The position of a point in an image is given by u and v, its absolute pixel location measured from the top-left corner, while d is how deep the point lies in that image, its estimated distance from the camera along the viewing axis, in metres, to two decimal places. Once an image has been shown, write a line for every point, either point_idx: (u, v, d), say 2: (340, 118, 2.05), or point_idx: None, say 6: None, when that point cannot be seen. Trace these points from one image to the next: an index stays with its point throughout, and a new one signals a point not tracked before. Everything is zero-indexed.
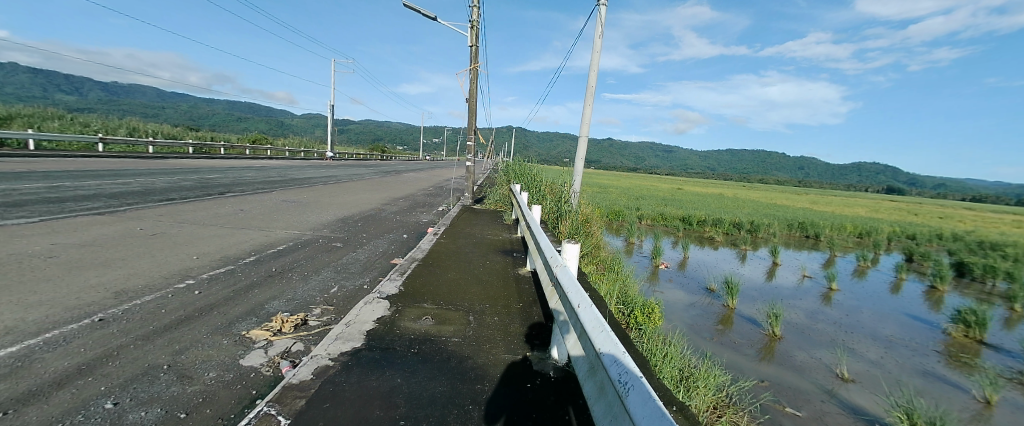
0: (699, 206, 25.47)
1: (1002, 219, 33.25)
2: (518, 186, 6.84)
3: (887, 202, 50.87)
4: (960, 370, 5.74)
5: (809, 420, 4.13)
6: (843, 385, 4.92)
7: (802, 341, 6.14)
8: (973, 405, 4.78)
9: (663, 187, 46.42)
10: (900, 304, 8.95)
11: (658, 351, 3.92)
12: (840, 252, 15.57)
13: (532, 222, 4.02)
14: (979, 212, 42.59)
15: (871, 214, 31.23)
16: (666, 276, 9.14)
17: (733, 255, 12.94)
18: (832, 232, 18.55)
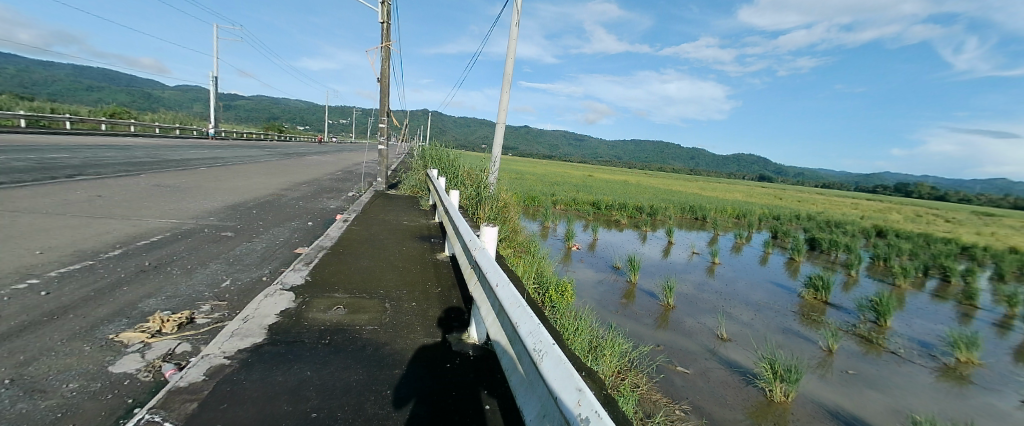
0: (609, 192, 27.36)
1: (840, 203, 40.79)
2: (435, 170, 6.75)
3: (763, 188, 59.26)
4: (810, 325, 7.04)
5: (695, 376, 4.81)
6: (722, 344, 5.73)
7: (691, 309, 7.01)
8: (818, 353, 5.91)
9: (576, 174, 48.82)
10: (767, 274, 10.63)
11: (570, 326, 4.27)
12: (721, 231, 17.91)
13: (449, 206, 3.95)
14: (828, 196, 51.50)
15: (748, 199, 36.37)
16: (577, 256, 9.77)
17: (635, 236, 14.25)
18: (716, 214, 21.18)
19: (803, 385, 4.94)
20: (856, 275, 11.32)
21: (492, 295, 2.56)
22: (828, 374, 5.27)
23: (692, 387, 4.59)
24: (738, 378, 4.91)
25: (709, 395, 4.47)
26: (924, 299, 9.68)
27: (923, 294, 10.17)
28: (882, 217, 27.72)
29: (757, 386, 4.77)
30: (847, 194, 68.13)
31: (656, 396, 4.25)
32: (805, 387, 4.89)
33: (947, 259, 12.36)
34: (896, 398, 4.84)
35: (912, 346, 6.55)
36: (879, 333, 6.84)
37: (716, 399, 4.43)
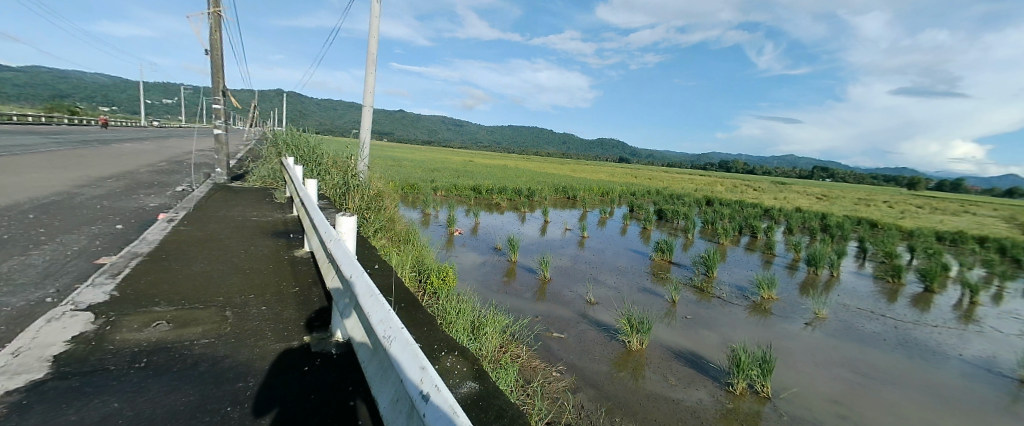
0: (490, 177, 28.39)
1: (680, 179, 49.65)
2: (290, 156, 6.01)
3: (628, 169, 68.31)
4: (660, 282, 8.42)
5: (569, 339, 5.37)
6: (591, 307, 6.48)
7: (564, 279, 7.77)
8: (664, 304, 7.11)
9: (460, 159, 49.22)
10: (627, 242, 12.30)
11: (452, 309, 4.38)
12: (589, 208, 20.16)
13: (304, 197, 3.60)
14: (673, 175, 62.05)
15: (612, 178, 41.61)
16: (460, 241, 9.90)
17: (515, 217, 15.12)
18: (585, 192, 23.75)
19: (654, 332, 5.92)
20: (691, 237, 13.87)
21: (347, 288, 2.44)
22: (673, 321, 6.40)
23: (567, 349, 5.16)
24: (605, 335, 5.64)
25: (581, 354, 5.10)
26: (735, 252, 12.40)
27: (736, 248, 13.03)
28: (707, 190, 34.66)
29: (618, 339, 5.56)
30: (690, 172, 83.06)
31: (535, 363, 4.66)
32: (656, 334, 5.87)
33: (750, 219, 16.01)
34: (717, 331, 6.15)
35: (728, 289, 8.38)
36: (708, 282, 8.56)
37: (587, 356, 5.07)
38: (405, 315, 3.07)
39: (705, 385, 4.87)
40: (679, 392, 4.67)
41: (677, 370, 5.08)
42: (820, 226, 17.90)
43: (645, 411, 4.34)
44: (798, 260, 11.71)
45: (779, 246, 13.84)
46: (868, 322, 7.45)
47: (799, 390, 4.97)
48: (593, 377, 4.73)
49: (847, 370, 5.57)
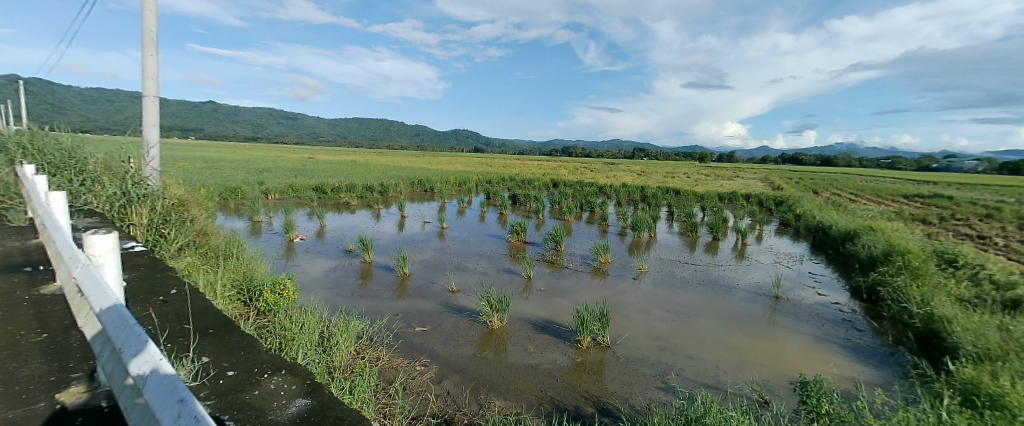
0: (337, 174, 26.76)
1: (532, 165, 55.24)
2: (27, 163, 4.53)
3: (491, 158, 72.18)
4: (516, 261, 9.14)
5: (431, 331, 5.46)
6: (453, 296, 6.66)
7: (424, 272, 7.79)
8: (521, 281, 7.74)
9: (301, 157, 44.80)
10: (486, 228, 13.06)
11: (294, 325, 4.15)
12: (447, 199, 20.74)
13: (45, 218, 2.76)
14: (528, 161, 68.12)
15: (471, 168, 43.60)
16: (302, 249, 9.07)
17: (368, 215, 14.61)
18: (441, 184, 24.39)
19: (514, 309, 6.41)
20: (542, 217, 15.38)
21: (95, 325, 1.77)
22: (530, 295, 7.02)
23: (429, 341, 5.25)
24: (469, 320, 5.88)
25: (444, 343, 5.25)
26: (579, 226, 14.25)
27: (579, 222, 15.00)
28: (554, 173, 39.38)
29: (480, 321, 5.88)
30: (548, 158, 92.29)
31: (396, 362, 4.59)
32: (515, 310, 6.37)
33: (590, 197, 18.60)
34: (568, 298, 6.96)
35: (573, 259, 9.58)
36: (557, 255, 9.69)
37: (449, 343, 5.25)
38: (217, 339, 2.45)
39: (559, 346, 5.48)
40: (536, 358, 5.17)
41: (533, 338, 5.60)
42: (642, 197, 21.82)
43: (507, 382, 4.70)
44: (625, 227, 14.05)
45: (612, 217, 16.41)
46: (677, 269, 9.42)
47: (631, 335, 6.01)
48: (457, 362, 4.89)
49: (665, 310, 6.96)
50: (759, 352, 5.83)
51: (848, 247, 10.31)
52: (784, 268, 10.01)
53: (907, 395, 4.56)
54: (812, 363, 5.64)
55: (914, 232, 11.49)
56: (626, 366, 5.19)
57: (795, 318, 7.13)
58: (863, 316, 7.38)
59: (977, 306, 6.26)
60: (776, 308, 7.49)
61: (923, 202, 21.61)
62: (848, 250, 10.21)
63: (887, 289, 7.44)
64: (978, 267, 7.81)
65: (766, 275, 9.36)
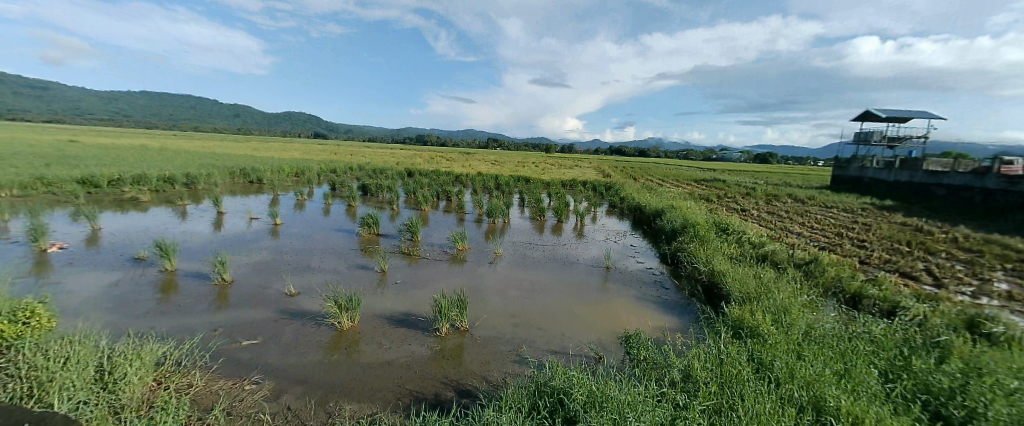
0: (114, 163, 20.90)
1: (384, 155, 53.89)
2: None
3: (342, 147, 66.73)
4: (368, 256, 8.73)
5: (264, 343, 4.82)
6: (292, 300, 5.99)
7: (254, 278, 6.78)
8: (375, 276, 7.44)
9: (52, 140, 33.31)
10: (331, 222, 12.09)
11: (58, 360, 3.19)
12: (282, 191, 18.38)
13: None
14: (382, 150, 65.61)
15: (314, 158, 39.65)
16: (59, 261, 6.81)
17: (170, 213, 11.88)
18: (274, 175, 21.52)
19: (366, 306, 6.11)
20: (396, 208, 15.49)
21: None
22: (384, 290, 6.80)
23: (261, 354, 4.61)
24: (314, 325, 5.37)
25: (283, 353, 4.68)
26: (436, 216, 14.42)
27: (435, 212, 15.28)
28: (409, 164, 39.08)
29: (327, 324, 5.42)
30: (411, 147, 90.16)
31: (217, 384, 3.90)
32: (367, 307, 6.08)
33: (445, 186, 19.27)
34: (424, 288, 6.98)
35: (430, 249, 9.66)
36: (413, 247, 9.67)
37: (288, 353, 4.70)
38: None
39: (417, 338, 5.38)
40: (391, 354, 4.93)
41: (390, 333, 5.41)
42: (495, 185, 23.50)
43: (358, 383, 4.36)
44: (481, 214, 14.85)
45: (467, 205, 17.15)
46: (528, 251, 10.42)
47: (487, 316, 6.37)
48: (300, 372, 4.37)
49: (517, 289, 7.64)
50: (596, 317, 6.74)
51: (657, 223, 12.96)
52: (611, 243, 12.08)
53: (698, 335, 5.78)
54: (635, 320, 6.79)
55: (697, 208, 15.16)
56: (484, 346, 5.39)
57: (622, 283, 8.61)
58: (670, 278, 9.26)
59: (742, 260, 8.67)
60: (606, 277, 8.95)
61: (702, 185, 28.78)
62: (657, 225, 12.85)
63: (684, 253, 9.64)
64: (740, 231, 10.84)
65: (599, 250, 11.12)
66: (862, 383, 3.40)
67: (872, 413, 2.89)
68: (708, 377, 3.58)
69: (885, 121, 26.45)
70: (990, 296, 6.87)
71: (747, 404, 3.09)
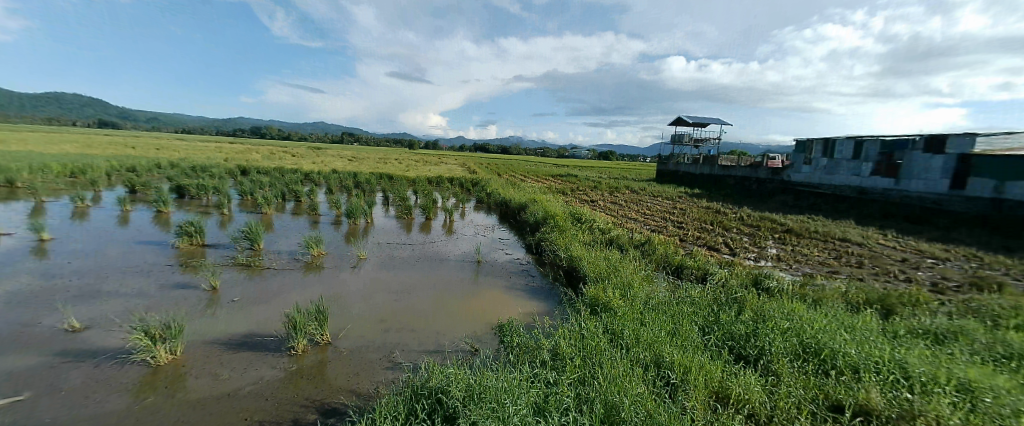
0: None
1: (209, 149, 44.47)
2: None
3: (141, 138, 52.07)
4: (190, 272, 7.14)
5: (29, 400, 3.57)
6: (74, 339, 4.58)
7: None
8: (203, 295, 6.16)
9: None
10: (131, 235, 9.39)
11: None
12: (42, 196, 13.52)
13: None
14: (203, 143, 53.69)
15: (95, 152, 30.13)
16: None
17: None
18: (25, 175, 15.63)
19: (192, 332, 5.04)
20: (228, 212, 12.92)
21: None
22: (218, 311, 5.71)
23: (27, 416, 3.40)
24: (114, 365, 4.19)
25: (63, 409, 3.51)
26: (282, 219, 12.59)
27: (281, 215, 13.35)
28: (245, 161, 33.27)
29: (135, 362, 4.27)
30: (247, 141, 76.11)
31: None
32: (194, 333, 5.01)
33: (293, 185, 17.02)
34: (274, 303, 6.11)
35: (277, 257, 8.45)
36: (253, 257, 8.29)
37: (73, 406, 3.55)
38: None
39: (266, 361, 4.61)
40: (233, 384, 4.11)
41: (228, 361, 4.52)
42: (354, 183, 21.77)
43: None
44: (338, 215, 13.62)
45: (322, 206, 15.51)
46: (395, 252, 10.08)
47: (354, 325, 5.95)
48: None
49: (387, 293, 7.36)
50: (471, 311, 6.90)
51: (522, 215, 14.12)
52: (480, 237, 12.65)
53: (562, 315, 6.54)
54: (507, 308, 7.20)
55: (555, 201, 17.09)
56: (351, 357, 4.95)
57: (493, 275, 9.11)
58: (536, 266, 10.16)
59: (593, 245, 10.14)
60: (478, 271, 9.36)
61: (558, 180, 32.41)
62: (522, 217, 13.99)
63: (546, 242, 10.78)
64: (589, 220, 12.69)
65: (469, 245, 11.53)
66: (685, 338, 4.43)
67: (695, 361, 3.81)
68: (571, 353, 4.15)
69: (690, 126, 34.39)
70: (764, 258, 9.62)
71: (603, 371, 3.69)
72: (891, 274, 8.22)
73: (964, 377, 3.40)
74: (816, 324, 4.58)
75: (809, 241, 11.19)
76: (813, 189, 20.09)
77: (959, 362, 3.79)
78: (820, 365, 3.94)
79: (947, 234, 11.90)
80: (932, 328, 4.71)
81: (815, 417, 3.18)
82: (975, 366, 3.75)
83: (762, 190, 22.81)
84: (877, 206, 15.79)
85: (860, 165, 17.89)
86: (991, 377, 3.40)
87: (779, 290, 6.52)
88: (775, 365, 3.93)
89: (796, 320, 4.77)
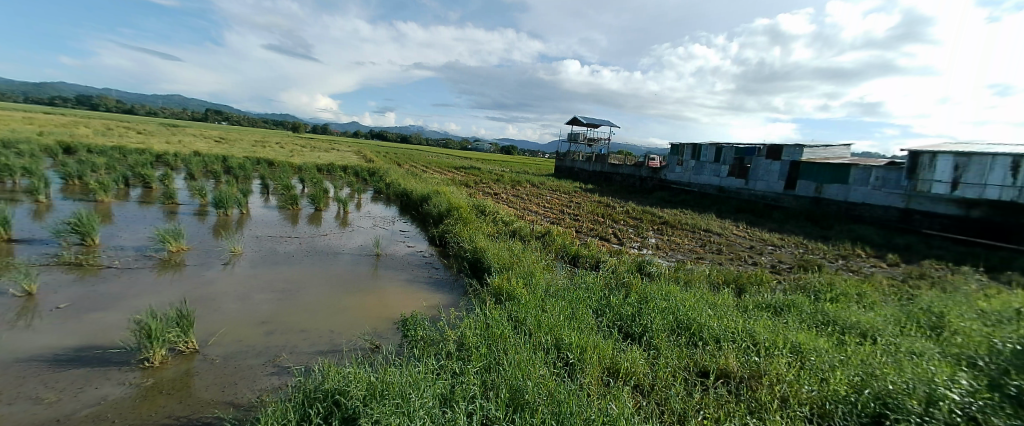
0: None
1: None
2: None
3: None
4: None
5: None
6: None
7: None
8: (12, 303, 4.85)
9: None
10: None
11: None
12: None
13: None
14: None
15: None
16: None
17: None
18: None
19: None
20: (46, 200, 10.03)
21: None
22: (34, 321, 4.55)
23: None
24: None
25: None
26: (125, 209, 10.24)
27: (124, 203, 10.86)
28: (62, 134, 26.38)
29: None
30: (58, 110, 59.19)
31: None
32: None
33: (139, 168, 13.86)
34: (117, 308, 5.08)
35: (120, 254, 6.95)
36: (87, 254, 6.69)
37: None
38: None
39: (110, 377, 3.85)
40: (65, 408, 3.37)
41: (55, 381, 3.68)
42: (224, 169, 18.62)
43: None
44: (205, 205, 11.61)
45: (182, 194, 12.99)
46: (279, 246, 9.08)
47: (227, 330, 5.28)
48: None
49: (270, 292, 6.68)
50: (369, 307, 6.68)
51: (424, 207, 13.91)
52: (380, 230, 12.13)
53: (466, 306, 6.80)
54: (410, 303, 7.15)
55: (459, 193, 17.19)
56: (226, 365, 4.41)
57: (393, 269, 8.90)
58: (439, 258, 10.14)
59: (496, 237, 10.62)
60: (376, 265, 9.02)
61: (462, 172, 32.49)
62: (424, 209, 13.78)
63: (449, 234, 10.91)
64: (494, 212, 13.21)
65: (366, 237, 10.98)
66: (581, 321, 5.11)
67: (589, 341, 4.46)
68: (477, 341, 4.45)
69: (584, 126, 37.51)
70: (646, 247, 11.40)
71: (508, 357, 4.07)
72: (744, 259, 10.54)
73: (796, 341, 4.69)
74: (687, 303, 5.75)
75: (680, 232, 13.55)
76: (685, 188, 24.34)
77: (790, 329, 5.19)
78: (691, 337, 4.96)
79: (783, 225, 15.49)
80: (773, 303, 6.34)
81: (688, 381, 4.03)
82: (802, 331, 5.18)
83: (646, 186, 26.65)
84: (734, 202, 19.92)
85: (720, 167, 22.41)
86: (813, 340, 4.76)
87: (658, 273, 7.91)
88: (655, 340, 4.80)
89: (672, 300, 5.93)
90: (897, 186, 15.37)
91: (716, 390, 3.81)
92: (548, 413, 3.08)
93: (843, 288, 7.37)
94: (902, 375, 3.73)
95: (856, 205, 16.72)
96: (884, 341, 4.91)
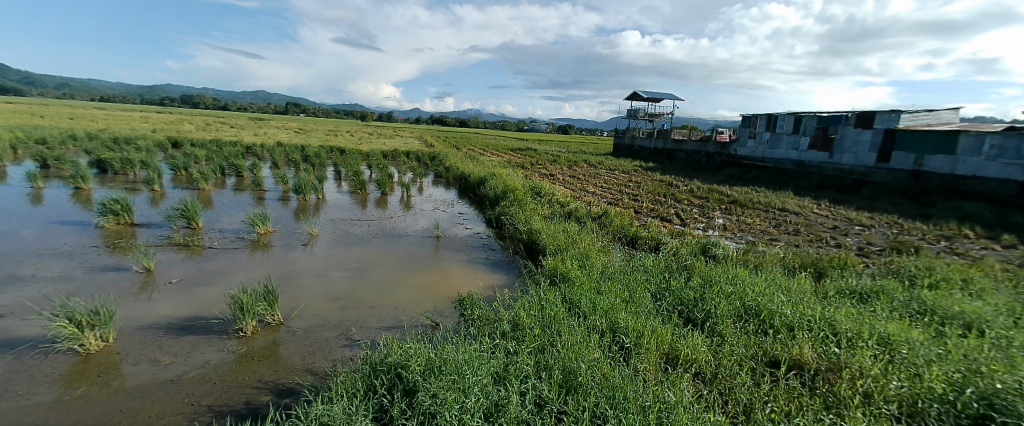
0: None
1: (133, 118, 40.69)
2: None
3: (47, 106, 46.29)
4: (120, 254, 6.62)
5: None
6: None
7: None
8: (137, 278, 5.77)
9: None
10: (46, 217, 8.52)
11: None
12: None
13: None
14: (123, 112, 48.71)
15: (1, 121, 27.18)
16: None
17: None
18: None
19: (124, 317, 4.74)
20: (160, 189, 11.76)
21: None
22: (154, 293, 5.38)
23: None
24: (34, 353, 3.92)
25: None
26: (223, 195, 11.71)
27: (222, 191, 12.41)
28: (176, 131, 30.97)
29: (62, 350, 4.00)
30: (176, 110, 69.54)
31: None
32: (128, 318, 4.72)
33: (232, 158, 15.71)
34: (218, 284, 5.81)
35: (219, 236, 7.94)
36: (193, 236, 7.75)
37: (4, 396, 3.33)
38: None
39: (212, 344, 4.42)
40: (176, 368, 3.93)
41: (169, 346, 4.30)
42: (301, 157, 20.47)
43: (126, 414, 3.31)
44: (286, 191, 12.86)
45: (266, 181, 14.52)
46: (351, 228, 9.79)
47: (307, 305, 5.79)
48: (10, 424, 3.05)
49: (344, 270, 7.21)
50: (433, 287, 6.93)
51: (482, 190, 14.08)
52: (440, 212, 12.52)
53: (521, 287, 6.78)
54: (469, 283, 7.30)
55: (515, 175, 17.14)
56: (306, 337, 4.83)
57: (454, 250, 9.14)
58: (497, 240, 10.21)
59: (552, 219, 10.40)
60: (439, 246, 9.34)
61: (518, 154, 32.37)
62: (482, 192, 13.95)
63: (506, 216, 10.91)
64: (549, 194, 12.97)
65: (429, 220, 11.41)
66: (640, 305, 4.78)
67: (648, 326, 4.14)
68: (532, 323, 4.37)
69: (646, 100, 35.07)
70: (712, 228, 10.44)
71: (561, 339, 3.91)
72: (824, 241, 9.21)
73: (885, 332, 3.94)
74: (758, 288, 5.12)
75: (751, 212, 12.21)
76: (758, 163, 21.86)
77: (879, 319, 4.39)
78: (761, 324, 4.42)
79: (874, 202, 13.33)
80: (858, 289, 5.40)
81: (756, 372, 3.58)
82: (892, 321, 4.37)
83: (713, 163, 24.37)
84: (815, 178, 17.43)
85: (802, 139, 19.72)
86: (906, 332, 3.98)
87: (725, 256, 7.19)
88: (720, 326, 4.33)
89: (739, 285, 5.33)
90: (1018, 155, 12.28)
91: (788, 383, 3.34)
92: (601, 396, 2.94)
93: (944, 273, 6.12)
94: (1015, 374, 3.03)
95: (964, 178, 13.74)
96: (992, 334, 3.98)
